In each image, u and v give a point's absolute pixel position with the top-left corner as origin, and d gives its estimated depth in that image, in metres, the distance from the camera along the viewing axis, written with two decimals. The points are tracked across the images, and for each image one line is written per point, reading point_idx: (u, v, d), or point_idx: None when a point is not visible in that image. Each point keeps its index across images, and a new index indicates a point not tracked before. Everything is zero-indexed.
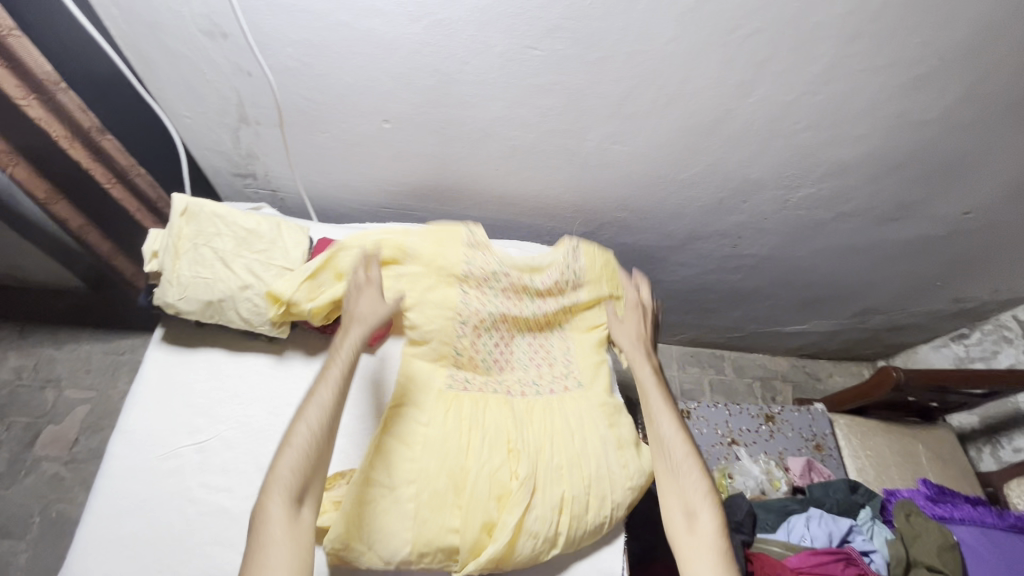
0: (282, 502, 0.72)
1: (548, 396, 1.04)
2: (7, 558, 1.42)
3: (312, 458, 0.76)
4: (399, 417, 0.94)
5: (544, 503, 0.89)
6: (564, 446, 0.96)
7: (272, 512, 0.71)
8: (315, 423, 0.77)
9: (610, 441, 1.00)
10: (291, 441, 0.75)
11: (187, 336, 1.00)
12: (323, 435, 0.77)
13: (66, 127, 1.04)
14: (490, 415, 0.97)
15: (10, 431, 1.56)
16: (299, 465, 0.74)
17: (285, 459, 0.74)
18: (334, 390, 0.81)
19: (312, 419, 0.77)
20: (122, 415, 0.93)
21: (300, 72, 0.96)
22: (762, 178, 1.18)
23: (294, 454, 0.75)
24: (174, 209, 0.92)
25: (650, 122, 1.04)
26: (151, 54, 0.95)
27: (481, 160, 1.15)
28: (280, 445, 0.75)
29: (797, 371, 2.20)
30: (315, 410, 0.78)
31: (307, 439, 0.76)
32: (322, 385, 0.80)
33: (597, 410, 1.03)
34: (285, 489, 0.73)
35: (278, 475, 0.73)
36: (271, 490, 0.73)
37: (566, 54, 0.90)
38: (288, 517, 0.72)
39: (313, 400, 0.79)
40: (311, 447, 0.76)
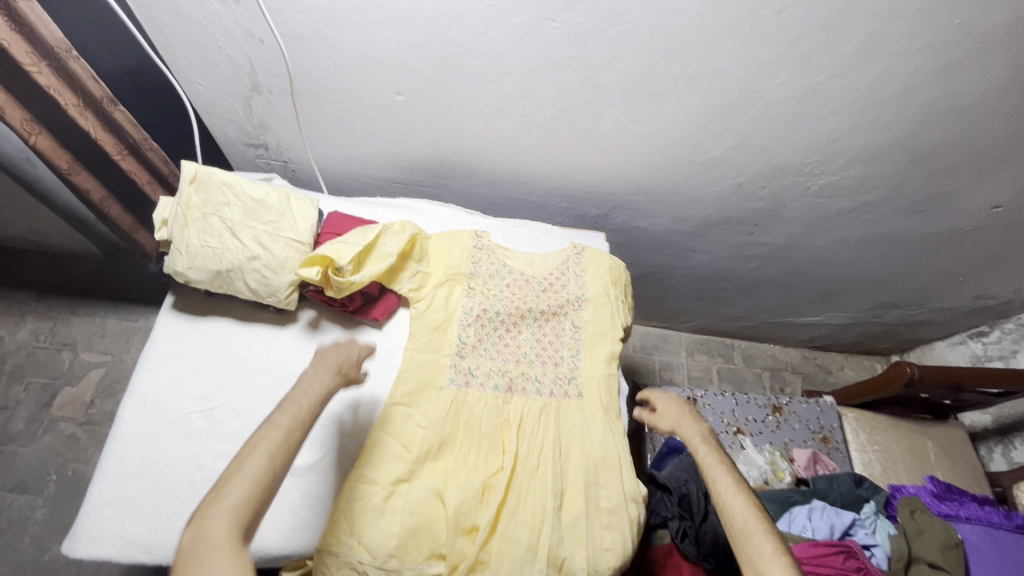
0: (225, 528, 0.60)
1: (547, 397, 1.02)
2: (26, 513, 1.50)
3: (263, 490, 0.64)
4: (395, 414, 0.95)
5: (525, 493, 0.91)
6: (553, 454, 0.95)
7: (208, 537, 0.59)
8: (261, 468, 0.65)
9: (591, 460, 0.96)
10: (241, 469, 0.64)
11: (197, 305, 1.01)
12: (279, 460, 0.67)
13: (76, 95, 0.98)
14: (497, 416, 0.98)
15: (28, 391, 1.64)
16: (249, 496, 0.63)
17: (232, 488, 0.63)
18: (298, 420, 0.71)
19: (265, 447, 0.66)
20: (131, 380, 0.94)
21: (312, 40, 0.94)
22: (781, 164, 1.15)
23: (245, 485, 0.63)
24: (183, 176, 0.91)
25: (668, 102, 1.01)
26: (163, 18, 0.94)
27: (495, 136, 1.13)
28: (216, 487, 0.62)
29: (808, 362, 2.17)
30: (270, 435, 0.68)
31: (259, 467, 0.65)
32: (281, 411, 0.70)
33: (600, 415, 1.01)
34: (230, 513, 0.61)
35: (220, 508, 0.61)
36: (208, 516, 0.61)
37: (585, 27, 0.87)
38: (228, 545, 0.60)
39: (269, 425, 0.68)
40: (262, 473, 0.64)
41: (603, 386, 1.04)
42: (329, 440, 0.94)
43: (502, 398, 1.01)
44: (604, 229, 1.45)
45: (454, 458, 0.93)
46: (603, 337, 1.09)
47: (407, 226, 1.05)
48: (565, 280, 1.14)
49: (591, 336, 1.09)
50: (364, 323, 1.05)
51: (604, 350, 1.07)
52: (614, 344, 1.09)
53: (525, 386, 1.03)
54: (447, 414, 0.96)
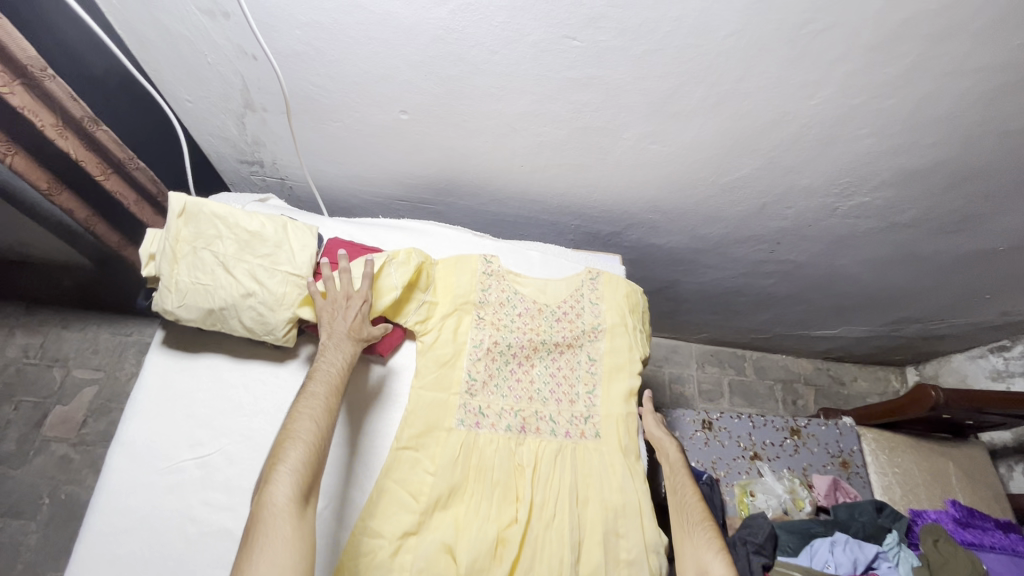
0: (289, 494, 0.67)
1: (563, 439, 0.96)
2: (19, 538, 1.45)
3: (315, 458, 0.72)
4: (402, 460, 0.90)
5: (541, 545, 0.86)
6: (570, 502, 0.90)
7: (279, 503, 0.66)
8: (308, 433, 0.73)
9: (611, 507, 0.91)
10: (293, 436, 0.72)
11: (190, 340, 0.95)
12: (323, 424, 0.75)
13: (54, 115, 0.90)
14: (510, 460, 0.93)
15: (19, 410, 1.58)
16: (305, 460, 0.70)
17: (290, 455, 0.70)
18: (331, 386, 0.79)
19: (311, 414, 0.74)
20: (120, 425, 0.88)
21: (310, 57, 0.86)
22: (810, 185, 1.08)
23: (301, 450, 0.71)
24: (170, 209, 0.84)
25: (693, 123, 0.94)
26: (145, 34, 0.86)
27: (505, 155, 1.05)
28: (275, 453, 0.70)
29: (821, 374, 2.11)
30: (313, 405, 0.75)
31: (309, 434, 0.73)
32: (316, 380, 0.78)
33: (619, 457, 0.96)
34: (292, 480, 0.68)
35: (282, 469, 0.69)
36: (273, 483, 0.68)
37: (608, 45, 0.79)
38: (295, 511, 0.67)
39: (311, 396, 0.76)
40: (313, 441, 0.72)
41: (621, 425, 0.99)
42: (332, 490, 0.89)
43: (515, 439, 0.95)
44: (617, 246, 1.38)
45: (465, 507, 0.88)
46: (621, 370, 1.03)
47: (412, 254, 0.99)
48: (579, 309, 1.08)
49: (608, 370, 1.04)
50: (367, 359, 0.99)
51: (621, 385, 1.02)
52: (633, 378, 1.03)
53: (540, 426, 0.97)
54: (456, 460, 0.90)
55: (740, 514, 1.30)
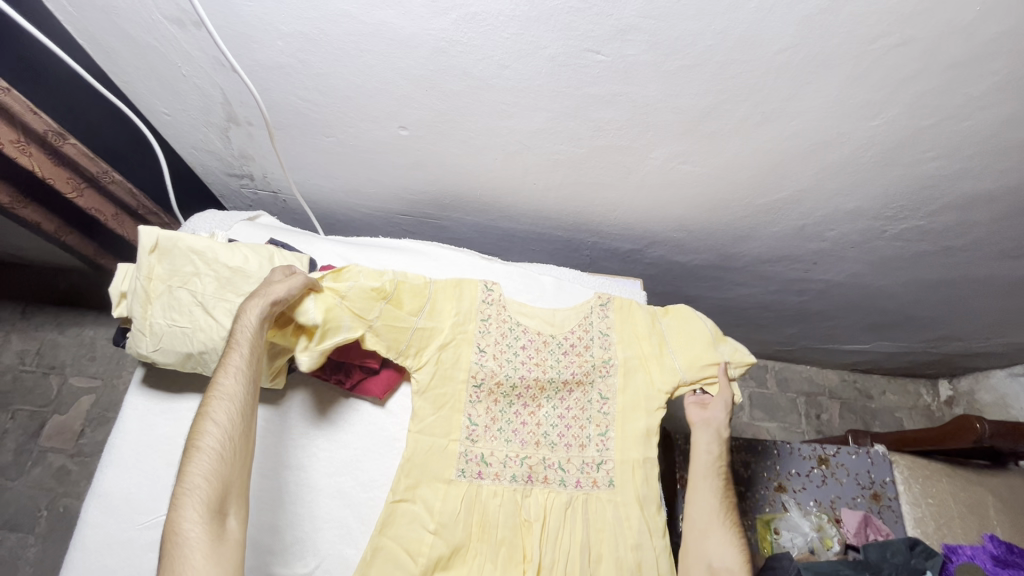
0: (199, 519, 0.62)
1: (573, 491, 0.88)
2: (17, 552, 1.34)
3: (228, 465, 0.67)
4: (396, 515, 0.82)
5: None
6: (580, 563, 0.82)
7: (189, 531, 0.61)
8: (214, 440, 0.66)
9: (625, 567, 0.83)
10: (200, 446, 0.66)
11: (172, 379, 0.87)
12: (237, 423, 0.69)
13: (14, 131, 0.81)
14: (515, 515, 0.85)
15: (14, 420, 1.44)
16: (216, 472, 0.65)
17: (197, 469, 0.64)
18: (242, 377, 0.71)
19: (218, 416, 0.68)
20: (97, 475, 0.82)
21: (295, 69, 0.76)
22: (859, 209, 0.96)
23: (208, 461, 0.65)
24: (142, 245, 0.77)
25: (730, 144, 0.83)
26: (110, 42, 0.77)
27: (516, 173, 0.95)
28: (179, 472, 0.64)
29: (847, 387, 2.00)
30: (222, 404, 0.68)
31: (219, 441, 0.67)
32: (223, 374, 0.70)
33: (636, 511, 0.86)
34: (200, 500, 0.63)
35: (190, 489, 0.63)
36: (183, 506, 0.63)
37: (637, 60, 0.69)
38: (210, 534, 0.62)
39: (218, 394, 0.69)
40: (223, 448, 0.67)
41: (635, 474, 0.89)
42: (324, 545, 0.82)
43: (521, 491, 0.87)
44: (638, 263, 1.27)
45: (467, 568, 0.81)
46: (635, 410, 0.93)
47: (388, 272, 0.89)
48: (588, 340, 0.97)
49: (622, 409, 0.94)
50: (364, 399, 0.90)
51: (635, 428, 0.92)
52: (649, 418, 0.92)
53: (548, 474, 0.89)
54: (457, 514, 0.83)
55: (762, 552, 1.24)
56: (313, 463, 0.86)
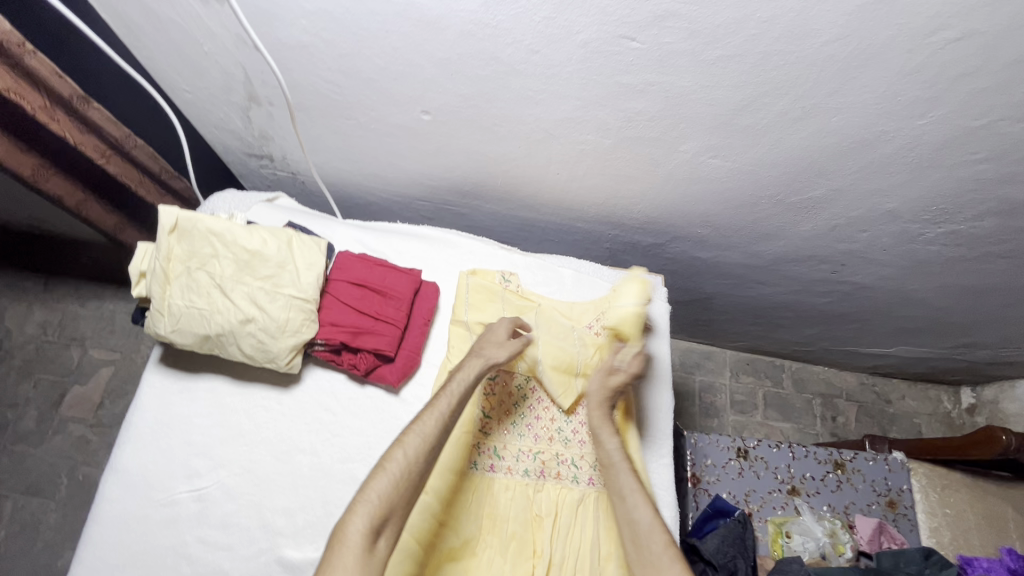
0: (362, 528, 0.63)
1: (586, 488, 0.87)
2: (38, 517, 1.37)
3: (401, 493, 0.68)
4: None
5: None
6: (591, 558, 0.82)
7: (351, 537, 0.62)
8: (400, 467, 0.68)
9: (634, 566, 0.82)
10: (385, 466, 0.68)
11: (189, 358, 0.87)
12: (419, 462, 0.70)
13: (42, 96, 0.79)
14: (528, 509, 0.84)
15: (37, 388, 1.47)
16: (389, 496, 0.66)
17: (375, 486, 0.66)
18: (440, 422, 0.73)
19: (409, 448, 0.70)
20: (114, 450, 0.83)
21: (319, 49, 0.75)
22: (896, 210, 0.92)
23: (387, 483, 0.67)
24: (161, 225, 0.77)
25: (766, 138, 0.79)
26: (134, 16, 0.76)
27: (538, 162, 0.92)
28: (365, 480, 0.67)
29: (865, 390, 1.95)
30: (415, 440, 0.70)
31: (401, 467, 0.68)
32: (427, 414, 0.73)
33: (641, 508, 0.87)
34: (370, 513, 0.65)
35: (365, 499, 0.65)
36: (355, 511, 0.64)
37: (673, 49, 0.66)
38: (364, 545, 0.63)
39: (416, 430, 0.71)
40: (401, 476, 0.68)
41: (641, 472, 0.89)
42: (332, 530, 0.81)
43: (534, 486, 0.86)
44: (658, 257, 1.24)
45: (476, 560, 0.80)
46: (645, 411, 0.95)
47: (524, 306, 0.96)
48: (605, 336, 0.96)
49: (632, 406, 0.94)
50: (379, 386, 0.89)
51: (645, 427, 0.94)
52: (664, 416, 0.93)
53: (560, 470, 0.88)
54: (469, 506, 0.83)
55: (772, 556, 1.20)
56: (326, 449, 0.85)
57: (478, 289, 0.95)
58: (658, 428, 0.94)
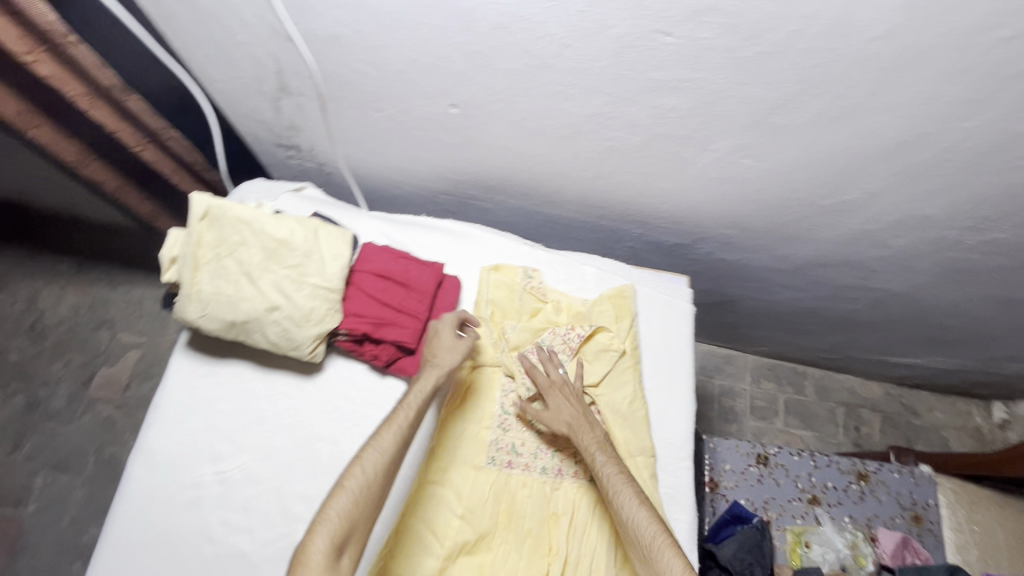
0: (322, 548, 0.63)
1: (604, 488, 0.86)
2: (65, 493, 1.40)
3: (363, 509, 0.68)
4: (427, 494, 0.82)
5: None
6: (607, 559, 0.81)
7: (312, 556, 0.63)
8: (360, 483, 0.68)
9: None
10: (345, 484, 0.68)
11: (216, 344, 0.89)
12: (381, 476, 0.70)
13: (82, 83, 0.87)
14: (544, 506, 0.84)
15: (68, 368, 1.51)
16: (350, 514, 0.66)
17: (336, 505, 0.66)
18: (399, 434, 0.73)
19: (369, 462, 0.70)
20: (142, 430, 0.85)
21: (350, 40, 0.75)
22: (934, 216, 0.89)
23: (347, 500, 0.67)
24: (193, 212, 0.79)
25: (802, 138, 0.77)
26: (172, 6, 0.77)
27: (565, 158, 0.92)
28: (325, 498, 0.67)
29: (891, 401, 1.89)
30: (373, 454, 0.70)
31: (361, 484, 0.68)
32: (386, 427, 0.73)
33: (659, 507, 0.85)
34: (330, 533, 0.64)
35: (325, 519, 0.65)
36: (316, 532, 0.64)
37: (710, 44, 0.64)
38: (327, 564, 0.63)
39: (374, 444, 0.71)
40: (363, 492, 0.68)
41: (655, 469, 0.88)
42: None
43: (551, 483, 0.86)
44: (682, 258, 1.22)
45: (492, 555, 0.81)
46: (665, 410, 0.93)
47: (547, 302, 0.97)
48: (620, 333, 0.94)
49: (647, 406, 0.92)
50: (399, 378, 0.89)
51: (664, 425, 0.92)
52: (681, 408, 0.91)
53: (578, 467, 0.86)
54: (486, 501, 0.83)
55: (790, 565, 1.17)
56: (346, 438, 0.85)
57: (498, 287, 0.95)
58: (680, 432, 0.91)
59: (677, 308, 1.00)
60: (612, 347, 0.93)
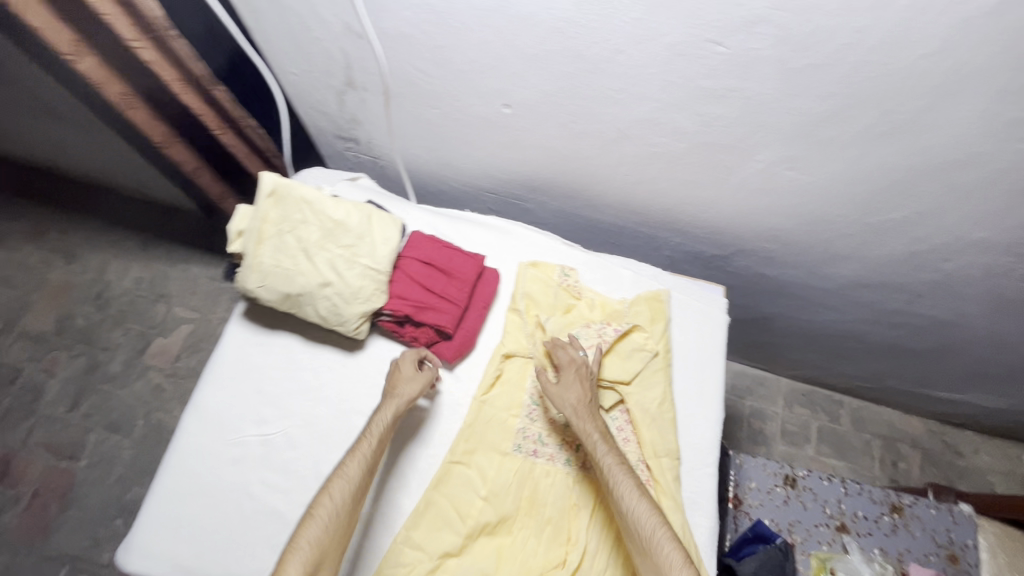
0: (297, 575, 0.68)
1: None
2: (114, 452, 1.49)
3: (332, 537, 0.73)
4: (453, 473, 0.85)
5: None
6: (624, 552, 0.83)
7: None
8: (328, 513, 0.74)
9: None
10: (314, 514, 0.73)
11: (269, 315, 0.95)
12: (348, 505, 0.75)
13: (177, 71, 0.93)
14: (565, 496, 0.86)
15: (126, 335, 1.61)
16: (320, 541, 0.71)
17: (305, 533, 0.72)
18: (361, 465, 0.78)
19: (336, 492, 0.75)
20: (197, 389, 0.91)
21: (416, 39, 0.81)
22: (986, 240, 0.87)
23: (318, 528, 0.72)
24: (262, 190, 0.85)
25: (849, 152, 0.78)
26: (259, 3, 0.85)
27: (610, 162, 0.95)
28: (299, 525, 0.72)
29: (933, 438, 1.81)
30: (340, 485, 0.76)
31: (329, 513, 0.74)
32: (351, 457, 0.78)
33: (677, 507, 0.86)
34: (304, 560, 0.70)
35: (297, 547, 0.71)
36: (288, 561, 0.70)
37: (760, 55, 0.66)
38: None
39: (340, 475, 0.76)
40: (332, 519, 0.73)
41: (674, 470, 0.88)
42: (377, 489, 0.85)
43: (574, 475, 0.87)
44: (719, 271, 1.23)
45: (511, 539, 0.83)
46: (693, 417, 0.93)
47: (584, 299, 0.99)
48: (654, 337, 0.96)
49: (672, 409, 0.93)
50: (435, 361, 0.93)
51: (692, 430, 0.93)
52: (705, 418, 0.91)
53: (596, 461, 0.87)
54: (510, 486, 0.85)
55: None
56: None
57: (536, 281, 0.98)
58: (707, 439, 0.92)
59: (713, 317, 1.00)
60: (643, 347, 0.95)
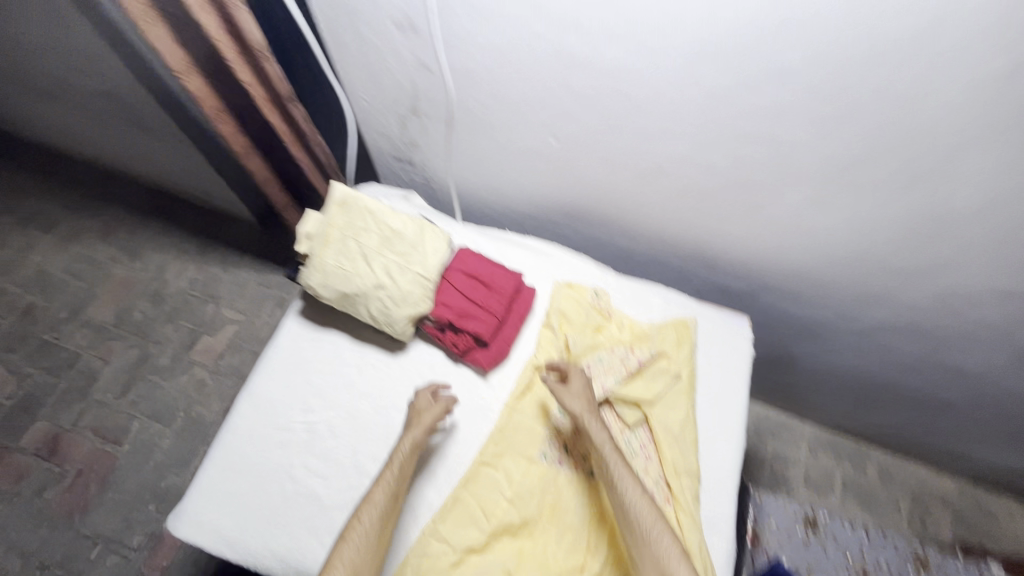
0: None
1: None
2: (154, 441, 1.54)
3: (366, 559, 0.78)
4: (481, 473, 0.90)
5: None
6: None
7: None
8: (360, 537, 0.78)
9: None
10: (347, 537, 0.78)
11: (322, 313, 1.04)
12: (379, 528, 0.80)
13: (265, 91, 1.04)
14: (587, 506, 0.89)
15: (177, 332, 1.69)
16: (354, 562, 0.76)
17: (340, 555, 0.77)
18: (387, 491, 0.82)
19: (365, 517, 0.80)
20: (252, 376, 1.00)
21: (479, 74, 0.91)
22: (1013, 290, 0.90)
23: (352, 549, 0.77)
24: (331, 198, 0.95)
25: (875, 195, 0.83)
26: (344, 38, 0.97)
27: (645, 194, 1.02)
28: (336, 545, 0.78)
29: (966, 499, 1.75)
30: (369, 510, 0.80)
31: (361, 535, 0.79)
32: (377, 484, 0.83)
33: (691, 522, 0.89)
34: None
35: (333, 569, 0.76)
36: None
37: (790, 102, 0.74)
38: None
39: (369, 500, 0.81)
40: (364, 542, 0.78)
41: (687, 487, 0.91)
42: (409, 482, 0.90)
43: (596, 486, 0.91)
44: (745, 307, 1.27)
45: (532, 541, 0.88)
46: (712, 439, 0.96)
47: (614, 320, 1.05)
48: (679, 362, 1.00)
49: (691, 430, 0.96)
50: (471, 367, 0.99)
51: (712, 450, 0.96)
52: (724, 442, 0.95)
53: None
54: (534, 491, 0.90)
55: None
56: None
57: (569, 300, 1.04)
58: (727, 461, 0.95)
59: (738, 348, 1.04)
60: (665, 369, 0.99)
